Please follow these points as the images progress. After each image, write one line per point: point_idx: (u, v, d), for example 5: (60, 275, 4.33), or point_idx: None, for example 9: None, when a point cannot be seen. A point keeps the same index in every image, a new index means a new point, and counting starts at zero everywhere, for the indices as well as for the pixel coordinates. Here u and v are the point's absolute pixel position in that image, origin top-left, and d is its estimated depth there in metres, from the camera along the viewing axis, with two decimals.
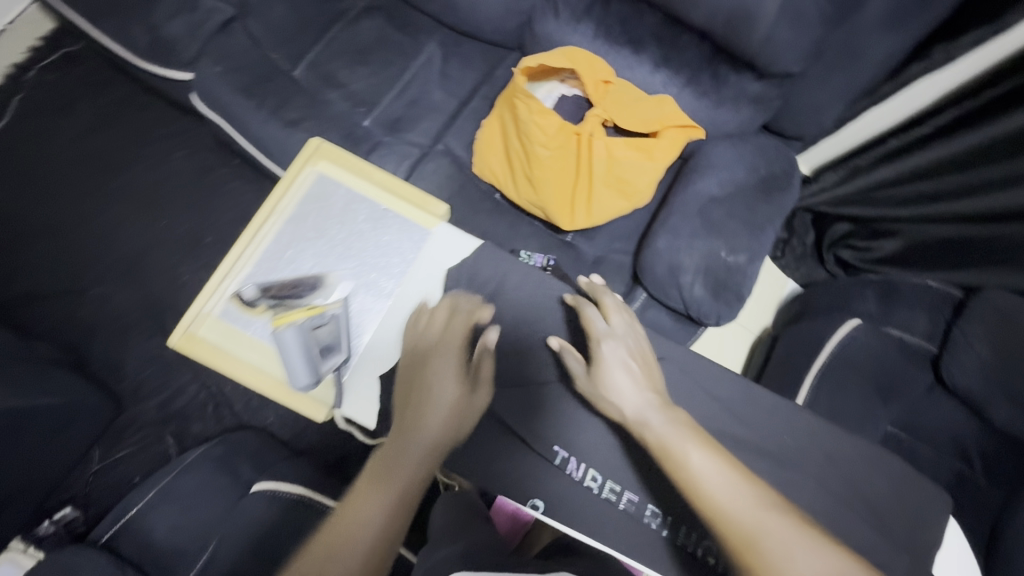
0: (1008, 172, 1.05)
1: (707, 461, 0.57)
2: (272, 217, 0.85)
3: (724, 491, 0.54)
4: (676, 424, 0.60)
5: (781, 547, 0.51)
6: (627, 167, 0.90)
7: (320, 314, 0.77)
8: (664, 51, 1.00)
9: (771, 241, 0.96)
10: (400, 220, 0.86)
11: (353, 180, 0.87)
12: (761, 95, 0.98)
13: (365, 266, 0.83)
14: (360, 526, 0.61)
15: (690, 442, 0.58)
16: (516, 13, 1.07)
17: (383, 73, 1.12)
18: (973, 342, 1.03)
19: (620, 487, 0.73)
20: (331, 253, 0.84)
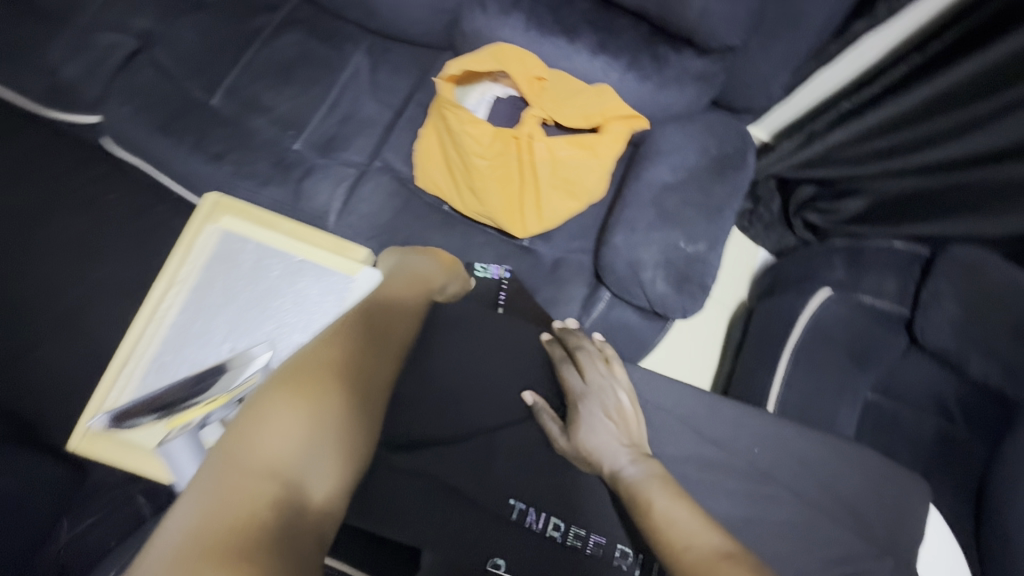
0: (955, 122, 1.03)
1: (686, 517, 0.48)
2: (173, 288, 0.75)
3: (700, 550, 0.45)
4: (645, 473, 0.52)
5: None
6: (571, 167, 0.85)
7: (228, 404, 0.58)
8: (601, 36, 0.94)
9: (730, 224, 0.93)
10: (317, 270, 0.76)
11: (262, 234, 0.78)
12: (705, 72, 0.93)
13: (280, 326, 0.72)
14: (300, 440, 0.44)
15: (664, 493, 0.51)
16: (441, 12, 1.00)
17: (309, 91, 1.04)
18: (942, 300, 1.02)
19: (585, 528, 0.54)
20: (242, 318, 0.73)
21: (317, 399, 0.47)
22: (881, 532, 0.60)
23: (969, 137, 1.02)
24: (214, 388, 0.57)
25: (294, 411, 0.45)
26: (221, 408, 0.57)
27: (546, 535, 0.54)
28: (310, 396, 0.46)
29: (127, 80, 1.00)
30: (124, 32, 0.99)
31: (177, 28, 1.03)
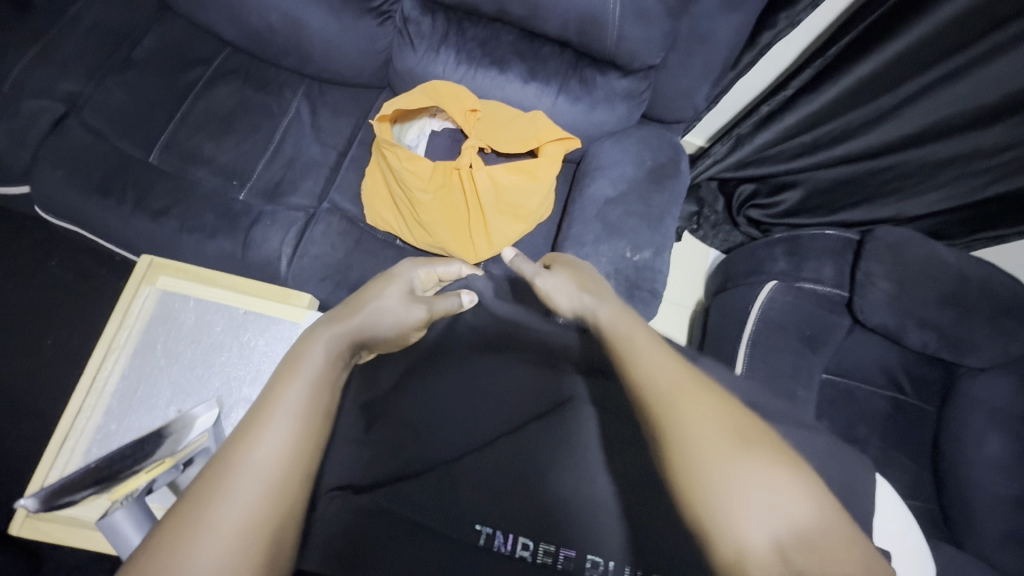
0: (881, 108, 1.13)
1: (655, 355, 0.48)
2: (112, 355, 0.72)
3: (651, 375, 0.46)
4: (620, 325, 0.55)
5: (697, 410, 0.42)
6: (513, 191, 0.88)
7: (173, 466, 0.56)
8: (529, 65, 0.99)
9: (673, 230, 0.97)
10: (263, 320, 0.75)
11: (201, 289, 0.77)
12: (631, 90, 1.00)
13: (231, 382, 0.71)
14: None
15: (635, 339, 0.51)
16: (375, 54, 1.03)
17: (251, 139, 1.05)
18: (876, 280, 1.06)
19: (555, 544, 0.51)
20: (188, 378, 0.71)
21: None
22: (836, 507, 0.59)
23: (885, 125, 1.16)
24: (159, 455, 0.55)
25: (170, 551, 0.35)
26: (166, 471, 0.56)
27: (516, 558, 0.50)
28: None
29: (57, 144, 0.97)
30: (50, 96, 0.98)
31: (107, 89, 1.01)
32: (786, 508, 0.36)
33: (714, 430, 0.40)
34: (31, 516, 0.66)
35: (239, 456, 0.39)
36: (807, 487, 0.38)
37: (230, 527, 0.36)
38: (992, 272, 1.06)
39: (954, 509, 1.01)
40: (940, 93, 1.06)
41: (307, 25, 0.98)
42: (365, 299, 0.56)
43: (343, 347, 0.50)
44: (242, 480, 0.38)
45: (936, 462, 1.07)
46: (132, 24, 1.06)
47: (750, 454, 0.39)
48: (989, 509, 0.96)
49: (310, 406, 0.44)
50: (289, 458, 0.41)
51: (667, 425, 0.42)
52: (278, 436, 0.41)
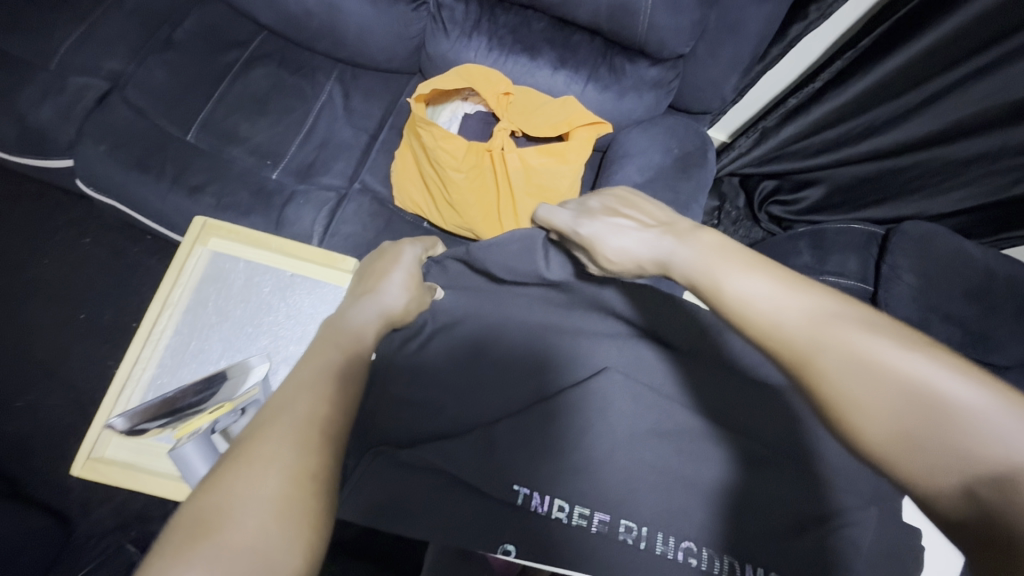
0: (913, 102, 1.12)
1: (765, 287, 0.43)
2: (166, 310, 0.74)
3: (780, 317, 0.41)
4: (706, 249, 0.49)
5: (844, 346, 0.38)
6: (544, 174, 0.89)
7: (233, 411, 0.58)
8: (559, 52, 1.00)
9: (699, 218, 0.98)
10: (308, 285, 0.77)
11: (249, 252, 0.77)
12: (659, 79, 1.01)
13: (279, 340, 0.73)
14: (249, 491, 0.37)
15: (730, 269, 0.46)
16: (407, 39, 1.05)
17: (285, 121, 1.07)
18: (901, 274, 1.06)
19: (590, 507, 0.52)
20: (240, 335, 0.73)
21: (215, 534, 0.35)
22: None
23: (907, 124, 1.17)
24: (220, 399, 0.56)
25: (239, 455, 0.39)
26: (227, 415, 0.57)
27: (552, 519, 0.51)
28: (207, 533, 0.35)
29: (100, 120, 1.00)
30: (95, 74, 1.01)
31: (148, 68, 1.04)
32: (988, 434, 0.32)
33: (869, 366, 0.37)
34: (93, 458, 0.68)
35: (292, 407, 0.43)
36: (1008, 407, 0.33)
37: (274, 472, 0.38)
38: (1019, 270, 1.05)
39: None
40: (965, 91, 1.06)
41: (342, 10, 1.00)
42: (366, 287, 0.62)
43: (367, 321, 0.56)
44: (283, 425, 0.41)
45: None
46: (172, 6, 1.09)
47: (917, 381, 0.35)
48: None
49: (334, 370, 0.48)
50: (324, 411, 0.43)
51: (812, 371, 0.39)
52: (307, 395, 0.44)
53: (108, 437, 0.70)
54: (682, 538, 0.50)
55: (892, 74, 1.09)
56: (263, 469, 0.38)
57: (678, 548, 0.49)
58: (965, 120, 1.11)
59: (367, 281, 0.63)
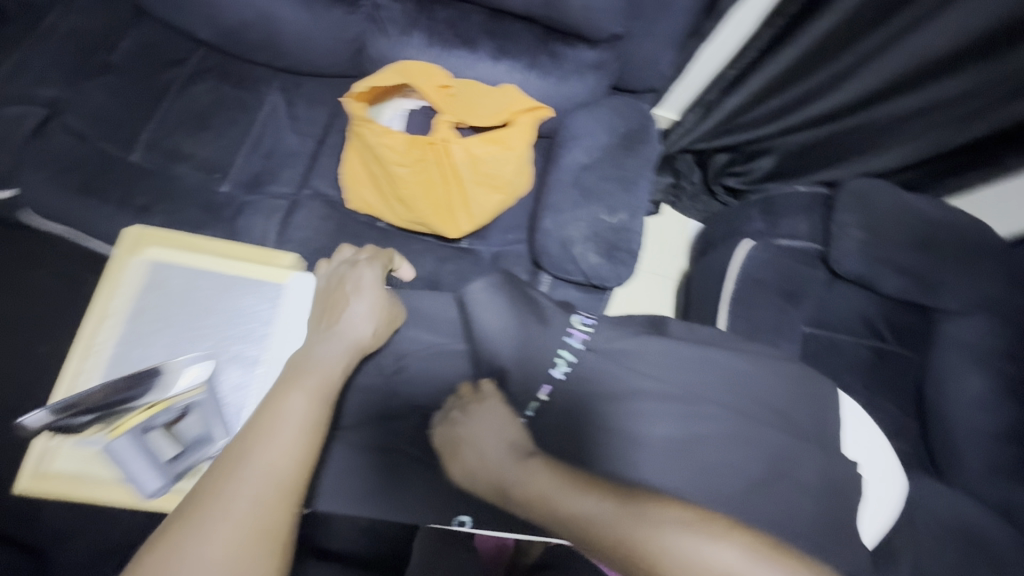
0: (845, 65, 1.17)
1: (590, 506, 0.51)
2: (102, 321, 0.72)
3: (597, 517, 0.50)
4: (528, 469, 0.56)
5: (658, 555, 0.46)
6: (490, 162, 0.90)
7: (168, 409, 0.57)
8: (498, 43, 1.01)
9: (647, 192, 1.00)
10: (247, 284, 0.76)
11: (186, 257, 0.77)
12: (599, 62, 1.03)
13: (221, 341, 0.72)
14: (204, 541, 0.47)
15: (564, 490, 0.54)
16: (346, 42, 1.05)
17: (229, 134, 1.07)
18: (847, 228, 1.09)
19: None
20: (180, 339, 0.72)
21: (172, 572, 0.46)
22: (804, 423, 0.64)
23: (843, 87, 1.21)
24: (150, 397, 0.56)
25: (193, 509, 0.49)
26: (162, 413, 0.57)
27: None
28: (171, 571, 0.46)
29: (38, 147, 0.99)
30: (29, 101, 1.00)
31: (84, 92, 1.03)
32: None
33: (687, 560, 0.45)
34: (40, 471, 0.68)
35: (250, 455, 0.52)
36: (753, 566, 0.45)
37: (231, 518, 0.49)
38: (959, 218, 1.10)
39: (939, 451, 1.05)
40: (896, 48, 1.10)
41: (278, 17, 1.01)
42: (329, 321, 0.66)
43: (318, 370, 0.61)
44: (250, 479, 0.51)
45: (919, 403, 1.11)
46: (103, 25, 1.07)
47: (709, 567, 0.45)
48: (974, 445, 1.00)
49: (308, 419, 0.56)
50: (286, 459, 0.53)
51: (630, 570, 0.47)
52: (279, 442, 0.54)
53: (54, 451, 0.69)
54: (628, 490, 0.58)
55: (822, 35, 1.13)
56: (215, 524, 0.48)
57: None
58: (899, 77, 1.15)
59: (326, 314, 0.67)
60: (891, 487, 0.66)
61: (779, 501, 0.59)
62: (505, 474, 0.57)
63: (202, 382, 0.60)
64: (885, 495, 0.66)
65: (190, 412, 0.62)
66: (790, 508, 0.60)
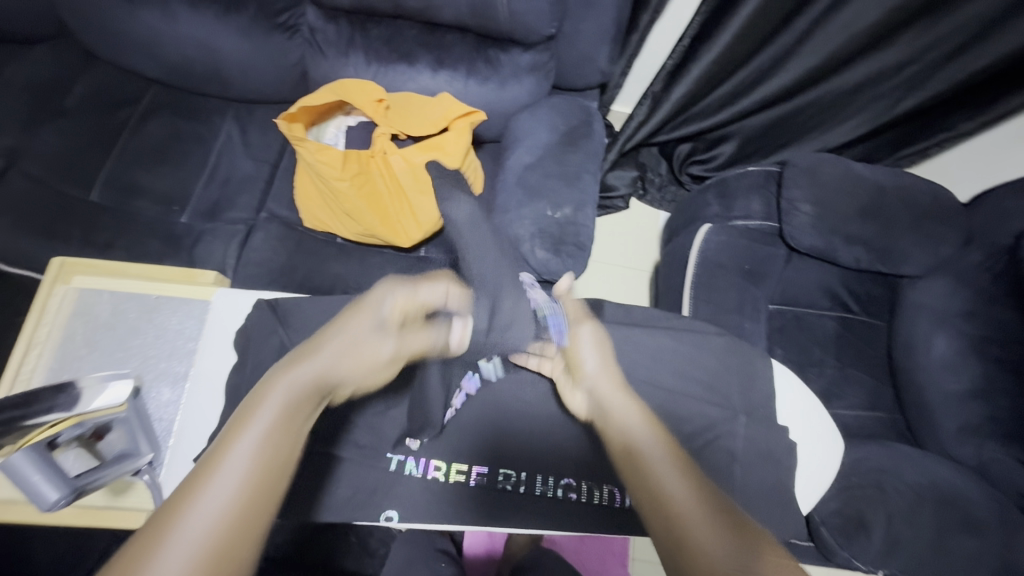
0: (784, 44, 1.18)
1: (725, 552, 0.45)
2: (32, 350, 0.75)
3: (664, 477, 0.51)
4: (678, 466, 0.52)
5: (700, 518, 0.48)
6: (429, 169, 0.93)
7: (79, 424, 0.60)
8: (435, 54, 1.04)
9: (592, 186, 1.02)
10: (174, 304, 0.79)
11: (113, 282, 0.80)
12: (534, 63, 1.05)
13: (148, 359, 0.75)
14: None
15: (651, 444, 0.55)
16: (290, 67, 1.09)
17: (186, 166, 1.10)
18: (798, 203, 1.09)
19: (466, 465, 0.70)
20: (109, 361, 0.75)
21: None
22: (734, 395, 0.67)
23: (786, 67, 1.23)
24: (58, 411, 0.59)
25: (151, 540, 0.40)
26: (71, 429, 0.59)
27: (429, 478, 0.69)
28: None
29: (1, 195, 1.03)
30: None
31: (43, 138, 1.07)
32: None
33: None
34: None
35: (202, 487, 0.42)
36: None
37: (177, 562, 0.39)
38: (908, 183, 1.11)
39: (916, 416, 1.06)
40: (829, 22, 1.11)
41: (220, 50, 1.04)
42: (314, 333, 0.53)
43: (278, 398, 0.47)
44: (196, 520, 0.41)
45: (893, 371, 1.12)
46: (59, 73, 1.11)
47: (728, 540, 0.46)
48: (944, 405, 1.00)
49: (264, 455, 0.45)
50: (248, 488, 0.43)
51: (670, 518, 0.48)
52: (229, 478, 0.43)
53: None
54: (561, 477, 0.71)
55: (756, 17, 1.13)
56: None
57: (558, 484, 0.70)
58: (835, 53, 1.17)
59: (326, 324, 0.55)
60: (827, 451, 0.69)
61: (711, 470, 0.62)
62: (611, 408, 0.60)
63: (123, 401, 0.63)
64: (820, 459, 0.69)
65: (111, 428, 0.64)
66: (728, 481, 0.62)
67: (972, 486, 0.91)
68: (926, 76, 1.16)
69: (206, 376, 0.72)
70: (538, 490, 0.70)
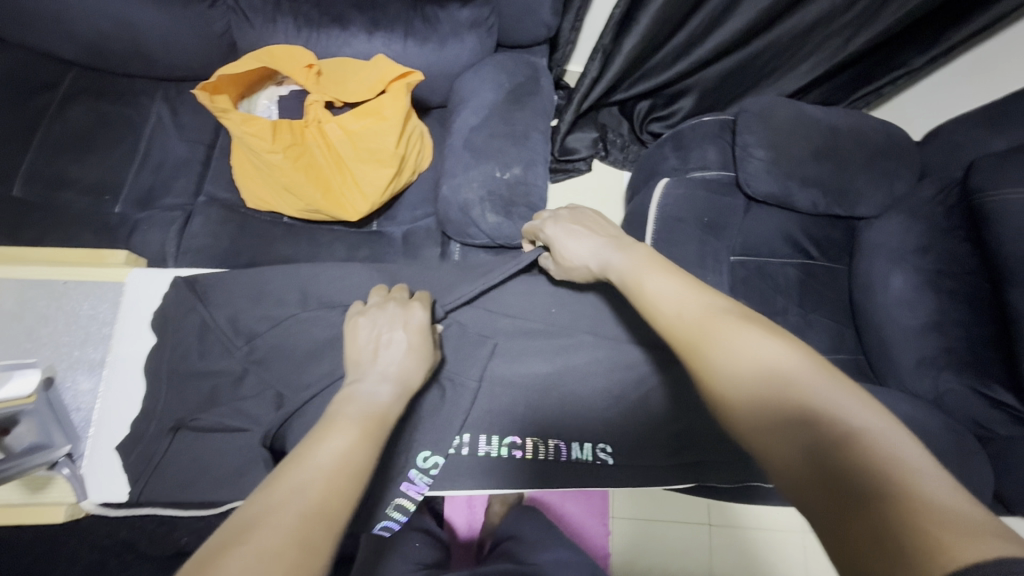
0: None
1: (747, 339, 0.46)
2: None
3: (682, 310, 0.51)
4: (690, 291, 0.53)
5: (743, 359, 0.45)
6: (368, 135, 0.89)
7: None
8: (369, 16, 0.98)
9: (541, 144, 0.99)
10: (85, 289, 0.79)
11: (14, 269, 0.77)
12: (474, 20, 0.99)
13: (61, 349, 0.76)
14: (286, 495, 0.38)
15: (656, 277, 0.56)
16: (215, 38, 1.02)
17: (116, 153, 1.04)
18: (753, 149, 1.08)
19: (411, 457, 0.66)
20: (17, 353, 0.75)
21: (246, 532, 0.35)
22: None
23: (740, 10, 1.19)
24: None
25: (295, 460, 0.41)
26: None
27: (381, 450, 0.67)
28: (246, 531, 0.36)
29: None
30: None
31: None
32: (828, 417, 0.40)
33: (799, 416, 0.41)
34: None
35: (319, 444, 0.42)
36: (859, 414, 0.40)
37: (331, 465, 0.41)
38: (860, 124, 1.11)
39: (876, 354, 1.07)
40: None
41: (136, 24, 0.97)
42: (376, 357, 0.53)
43: (390, 389, 0.50)
44: (314, 472, 0.40)
45: (854, 311, 1.13)
46: None
47: (796, 390, 0.42)
48: (903, 340, 1.01)
49: (379, 408, 0.48)
50: (375, 433, 0.45)
51: (704, 359, 0.47)
52: (344, 438, 0.43)
53: None
54: (507, 434, 0.70)
55: None
56: (284, 497, 0.38)
57: (506, 442, 0.69)
58: None
59: (370, 347, 0.54)
60: None
61: None
62: (608, 259, 0.63)
63: (33, 391, 0.67)
64: None
65: (18, 422, 0.67)
66: None
67: (929, 418, 0.92)
68: (875, 12, 1.14)
69: (124, 359, 0.73)
70: (484, 451, 0.69)
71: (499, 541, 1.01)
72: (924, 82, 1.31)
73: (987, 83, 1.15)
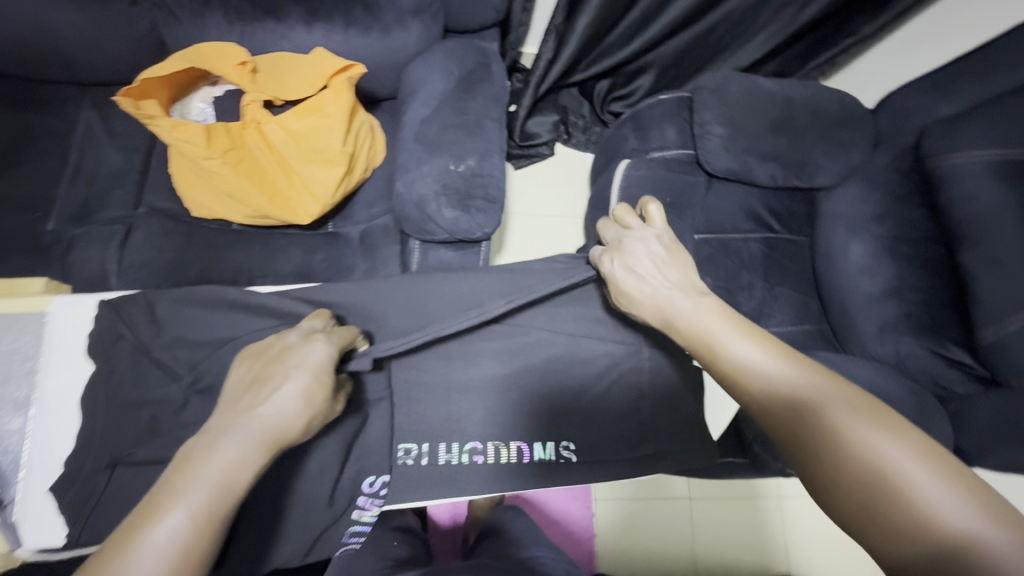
0: None
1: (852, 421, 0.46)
2: None
3: (773, 383, 0.52)
4: (781, 361, 0.53)
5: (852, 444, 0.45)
6: (310, 134, 0.85)
7: None
8: (305, 6, 0.93)
9: (495, 132, 0.96)
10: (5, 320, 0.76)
11: None
12: (418, 5, 0.95)
13: None
14: None
15: (732, 340, 0.56)
16: (141, 37, 0.95)
17: (44, 166, 0.98)
18: (710, 126, 1.07)
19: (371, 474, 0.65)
20: None
21: None
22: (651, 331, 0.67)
23: None
24: None
25: (112, 560, 0.39)
26: None
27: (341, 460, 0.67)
28: None
29: None
30: None
31: None
32: (939, 512, 0.40)
33: (910, 511, 0.41)
34: None
35: (140, 535, 0.40)
36: (972, 510, 0.40)
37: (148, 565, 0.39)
38: (814, 94, 1.11)
39: (840, 323, 1.09)
40: None
41: (50, 26, 0.90)
42: (247, 402, 0.47)
43: (247, 443, 0.45)
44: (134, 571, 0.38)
45: (817, 282, 1.15)
46: None
47: (907, 480, 0.42)
48: (864, 308, 1.03)
49: (231, 476, 0.43)
50: (213, 515, 0.42)
51: (803, 436, 0.48)
52: (172, 524, 0.40)
53: None
54: (467, 440, 0.69)
55: None
56: None
57: (470, 447, 0.68)
58: None
59: (248, 391, 0.49)
60: None
61: None
62: (674, 303, 0.61)
63: None
64: None
65: None
66: None
67: (891, 383, 0.94)
68: None
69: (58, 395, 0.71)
70: (445, 459, 0.68)
71: (482, 537, 1.00)
72: (877, 49, 1.31)
73: (937, 48, 1.16)
